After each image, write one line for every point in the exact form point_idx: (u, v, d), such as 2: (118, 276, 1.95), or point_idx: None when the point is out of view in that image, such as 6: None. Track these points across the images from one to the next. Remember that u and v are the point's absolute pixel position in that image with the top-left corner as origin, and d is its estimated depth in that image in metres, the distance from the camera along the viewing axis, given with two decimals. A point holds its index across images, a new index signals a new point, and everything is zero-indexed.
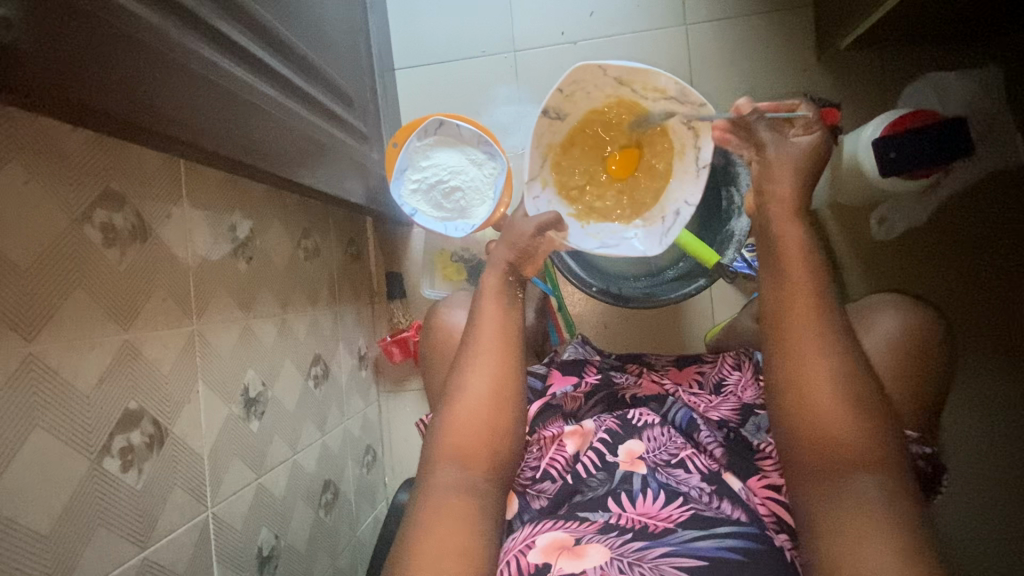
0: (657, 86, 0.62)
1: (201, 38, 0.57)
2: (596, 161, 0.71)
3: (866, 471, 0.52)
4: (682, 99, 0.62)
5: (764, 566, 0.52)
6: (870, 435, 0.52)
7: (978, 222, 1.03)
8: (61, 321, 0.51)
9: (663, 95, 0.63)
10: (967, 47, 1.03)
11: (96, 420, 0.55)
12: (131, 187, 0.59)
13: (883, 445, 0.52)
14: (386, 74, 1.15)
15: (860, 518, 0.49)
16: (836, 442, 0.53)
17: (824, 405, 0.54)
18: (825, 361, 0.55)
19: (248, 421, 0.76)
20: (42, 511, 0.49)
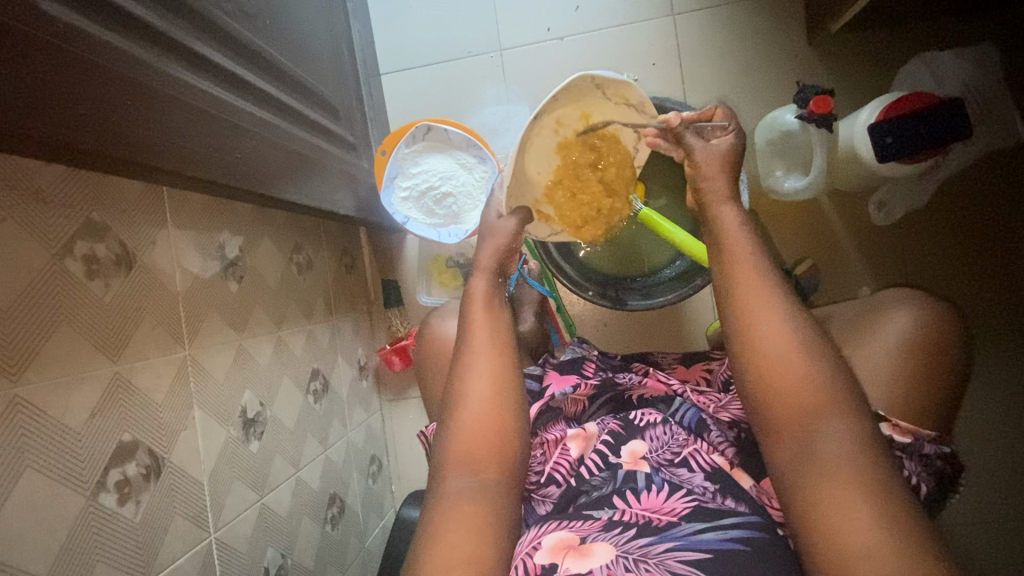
0: (623, 96, 0.67)
1: (175, 60, 0.56)
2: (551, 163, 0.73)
3: (832, 422, 0.49)
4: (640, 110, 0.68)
5: (768, 555, 0.51)
6: (829, 391, 0.51)
7: (979, 203, 1.02)
8: (47, 359, 0.51)
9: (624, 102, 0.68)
10: (962, 24, 1.01)
11: (89, 455, 0.54)
12: (113, 216, 0.58)
13: (850, 402, 0.50)
14: (371, 81, 1.14)
15: (834, 472, 0.46)
16: (799, 402, 0.51)
17: (783, 370, 0.52)
18: (784, 331, 0.54)
19: (247, 441, 0.76)
20: (38, 551, 0.49)
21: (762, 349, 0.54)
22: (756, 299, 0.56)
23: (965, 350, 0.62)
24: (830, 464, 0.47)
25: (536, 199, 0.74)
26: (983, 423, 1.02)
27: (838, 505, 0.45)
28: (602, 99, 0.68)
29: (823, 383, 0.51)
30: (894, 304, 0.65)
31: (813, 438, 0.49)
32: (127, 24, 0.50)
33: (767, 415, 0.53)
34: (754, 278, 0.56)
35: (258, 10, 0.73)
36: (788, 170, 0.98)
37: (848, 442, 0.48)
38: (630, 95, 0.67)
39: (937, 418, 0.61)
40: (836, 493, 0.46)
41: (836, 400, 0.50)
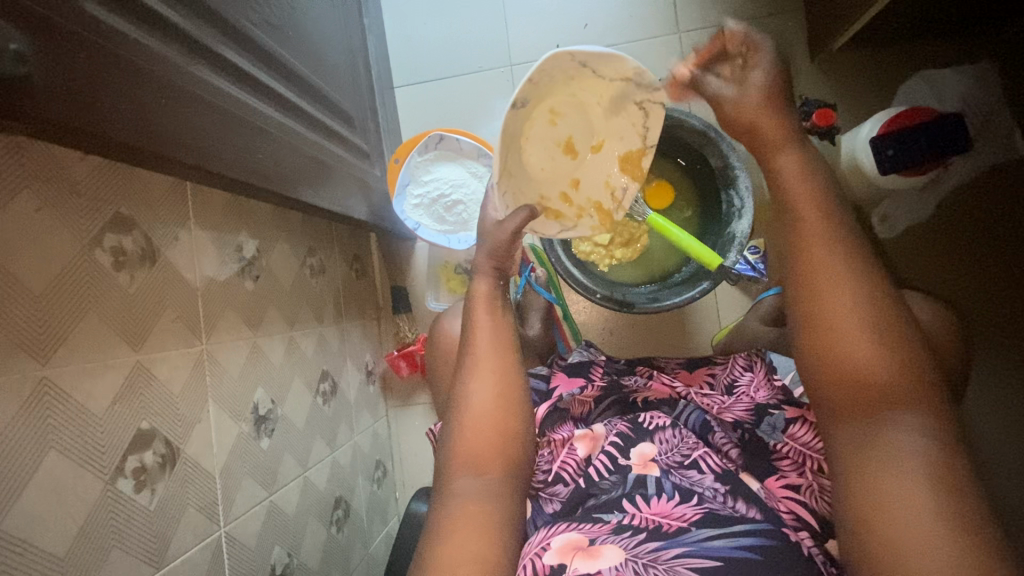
0: (619, 69, 0.60)
1: (205, 63, 0.59)
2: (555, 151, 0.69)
3: (901, 408, 0.48)
4: (641, 82, 0.61)
5: (780, 566, 0.51)
6: (904, 372, 0.48)
7: (982, 214, 1.03)
8: (74, 345, 0.52)
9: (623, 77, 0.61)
10: (960, 42, 1.04)
11: (109, 441, 0.55)
12: (140, 212, 0.60)
13: (919, 379, 0.48)
14: (385, 93, 1.17)
15: (904, 467, 0.46)
16: (866, 379, 0.49)
17: (857, 350, 0.49)
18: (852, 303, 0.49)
19: (258, 439, 0.77)
20: (56, 535, 0.50)
21: (828, 304, 0.50)
22: (825, 269, 0.50)
23: (965, 352, 0.63)
24: (901, 449, 0.46)
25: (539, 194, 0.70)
26: (986, 436, 1.03)
27: (904, 492, 0.45)
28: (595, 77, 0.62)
29: (900, 375, 0.48)
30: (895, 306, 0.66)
31: (886, 425, 0.48)
32: (161, 28, 0.53)
33: (835, 400, 0.51)
34: (823, 244, 0.51)
35: (281, 22, 0.77)
36: None
37: (923, 436, 0.46)
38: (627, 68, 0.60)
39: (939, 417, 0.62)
40: (898, 478, 0.45)
41: (912, 388, 0.48)
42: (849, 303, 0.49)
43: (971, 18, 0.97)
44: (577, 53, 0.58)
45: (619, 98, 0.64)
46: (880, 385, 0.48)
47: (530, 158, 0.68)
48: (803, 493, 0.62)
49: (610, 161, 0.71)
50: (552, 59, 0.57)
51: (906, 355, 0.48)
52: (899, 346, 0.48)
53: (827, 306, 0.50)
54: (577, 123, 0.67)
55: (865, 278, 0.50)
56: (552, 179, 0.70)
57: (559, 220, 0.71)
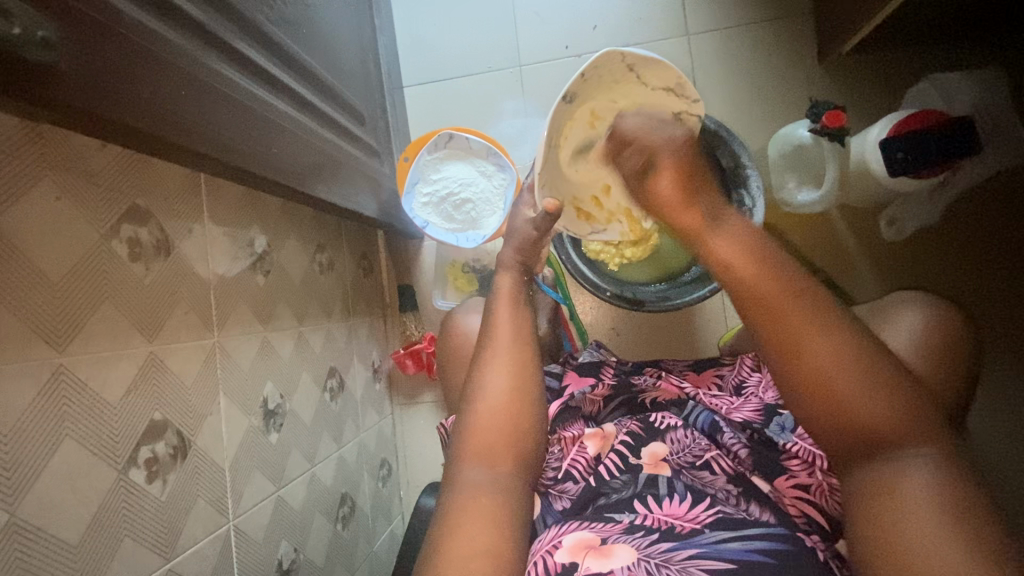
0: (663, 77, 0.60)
1: (222, 57, 0.60)
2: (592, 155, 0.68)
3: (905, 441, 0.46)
4: (680, 92, 0.61)
5: (797, 570, 0.50)
6: (895, 404, 0.46)
7: (991, 217, 1.03)
8: (90, 333, 0.52)
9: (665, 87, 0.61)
10: (969, 45, 1.04)
11: (123, 430, 0.55)
12: (155, 203, 0.61)
13: (915, 411, 0.46)
14: (395, 92, 1.18)
15: (920, 507, 0.44)
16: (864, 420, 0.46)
17: (847, 392, 0.46)
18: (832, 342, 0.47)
19: (267, 433, 0.77)
20: (70, 522, 0.50)
21: (809, 351, 0.47)
22: (795, 309, 0.48)
23: (976, 352, 0.64)
24: (913, 485, 0.45)
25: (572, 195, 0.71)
26: (995, 440, 1.02)
27: (924, 534, 0.43)
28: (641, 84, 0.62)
29: (897, 409, 0.46)
30: (906, 306, 0.67)
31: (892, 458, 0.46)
32: (180, 20, 0.54)
33: (832, 443, 0.48)
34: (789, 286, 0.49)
35: (296, 19, 0.77)
36: (800, 183, 1.01)
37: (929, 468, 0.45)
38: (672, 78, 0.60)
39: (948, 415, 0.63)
40: (918, 519, 0.43)
41: (910, 421, 0.46)
42: (830, 344, 0.47)
43: (981, 22, 0.97)
44: (626, 55, 0.58)
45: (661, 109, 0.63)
46: (881, 423, 0.46)
47: (567, 160, 0.68)
48: (814, 494, 0.61)
49: None
50: (602, 58, 0.57)
51: (895, 388, 0.46)
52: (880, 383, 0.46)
53: (809, 353, 0.47)
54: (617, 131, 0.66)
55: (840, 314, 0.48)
56: (587, 181, 0.71)
57: (589, 221, 0.74)
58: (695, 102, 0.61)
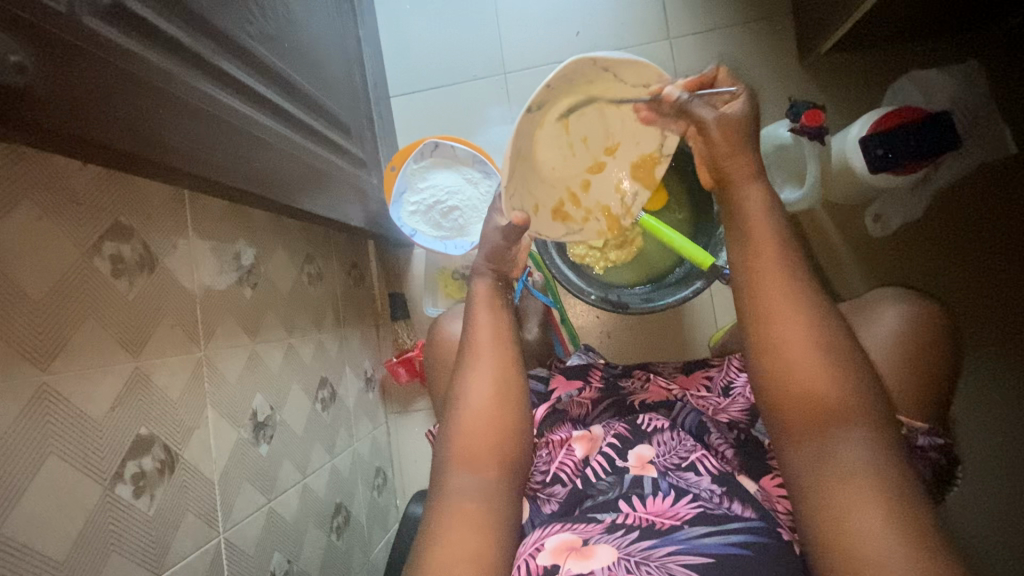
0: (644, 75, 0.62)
1: (202, 74, 0.61)
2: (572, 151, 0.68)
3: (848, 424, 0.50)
4: (665, 90, 0.63)
5: (769, 562, 0.51)
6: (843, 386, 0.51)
7: (977, 210, 1.04)
8: (73, 351, 0.53)
9: (647, 84, 0.63)
10: (946, 42, 1.06)
11: (108, 445, 0.56)
12: (139, 220, 0.61)
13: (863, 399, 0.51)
14: (382, 102, 1.19)
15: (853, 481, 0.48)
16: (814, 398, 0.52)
17: (801, 368, 0.52)
18: (799, 325, 0.53)
19: (257, 445, 0.77)
20: (56, 539, 0.50)
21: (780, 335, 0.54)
22: (772, 293, 0.55)
23: (952, 345, 0.65)
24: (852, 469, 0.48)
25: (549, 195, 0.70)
26: (986, 431, 1.03)
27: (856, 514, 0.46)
28: (621, 83, 0.63)
29: (848, 407, 0.51)
30: (883, 302, 0.68)
31: (833, 439, 0.50)
32: (160, 40, 0.55)
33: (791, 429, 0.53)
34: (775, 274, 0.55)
35: (278, 34, 0.78)
36: (784, 181, 1.02)
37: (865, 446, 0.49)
38: (652, 75, 0.62)
39: (928, 408, 0.64)
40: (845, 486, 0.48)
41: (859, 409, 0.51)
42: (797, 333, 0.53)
43: (958, 20, 0.98)
44: (600, 58, 0.59)
45: (644, 107, 0.65)
46: (828, 405, 0.51)
47: (541, 157, 0.67)
48: None
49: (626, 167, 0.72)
50: (574, 63, 0.58)
51: (850, 377, 0.52)
52: (826, 368, 0.52)
53: (778, 344, 0.54)
54: (596, 129, 0.67)
55: (816, 305, 0.54)
56: (565, 179, 0.70)
57: (565, 222, 0.72)
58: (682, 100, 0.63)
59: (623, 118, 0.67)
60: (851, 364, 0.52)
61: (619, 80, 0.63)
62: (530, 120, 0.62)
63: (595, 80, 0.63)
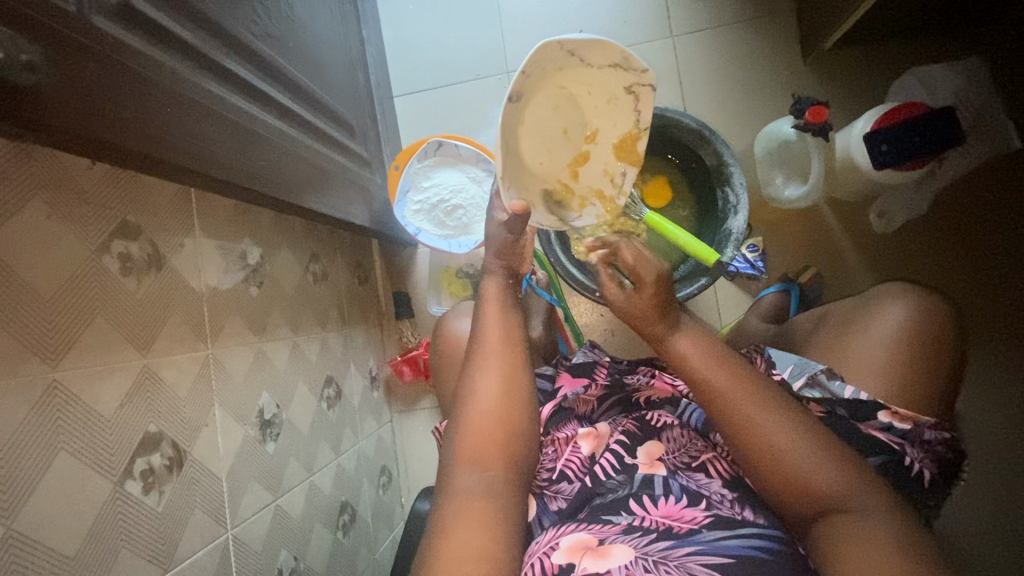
0: (605, 55, 0.64)
1: (208, 73, 0.61)
2: (554, 141, 0.68)
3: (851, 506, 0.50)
4: (628, 66, 0.65)
5: (788, 565, 0.51)
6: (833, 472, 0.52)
7: (982, 205, 1.03)
8: (83, 348, 0.53)
9: (609, 63, 0.65)
10: (949, 37, 1.05)
11: (118, 443, 0.56)
12: (146, 219, 0.62)
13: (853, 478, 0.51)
14: (385, 102, 1.19)
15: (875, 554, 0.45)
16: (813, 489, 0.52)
17: (791, 463, 0.53)
18: (775, 421, 0.55)
19: (264, 442, 0.78)
20: (66, 534, 0.51)
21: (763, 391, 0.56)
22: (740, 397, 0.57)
23: (959, 339, 0.65)
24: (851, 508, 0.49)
25: (539, 186, 0.70)
26: (992, 427, 1.02)
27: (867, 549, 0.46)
28: (585, 67, 0.65)
29: (839, 468, 0.52)
30: (889, 298, 0.68)
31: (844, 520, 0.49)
32: (167, 40, 0.55)
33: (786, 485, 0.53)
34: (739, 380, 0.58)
35: (282, 34, 0.79)
36: (786, 179, 1.02)
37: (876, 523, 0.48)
38: (614, 53, 0.64)
39: (935, 402, 0.64)
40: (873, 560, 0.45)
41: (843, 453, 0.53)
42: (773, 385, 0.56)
43: (961, 15, 0.98)
44: (563, 43, 0.61)
45: (611, 86, 0.67)
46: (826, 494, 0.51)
47: (527, 153, 0.67)
48: None
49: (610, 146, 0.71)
50: (541, 50, 0.60)
51: (828, 452, 0.53)
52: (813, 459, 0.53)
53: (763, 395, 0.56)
54: (571, 116, 0.68)
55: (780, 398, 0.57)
56: (552, 170, 0.70)
57: (560, 212, 0.72)
58: (644, 72, 0.65)
59: (595, 100, 0.68)
60: (832, 451, 0.53)
61: (583, 64, 0.65)
62: (509, 115, 0.63)
63: (561, 68, 0.64)
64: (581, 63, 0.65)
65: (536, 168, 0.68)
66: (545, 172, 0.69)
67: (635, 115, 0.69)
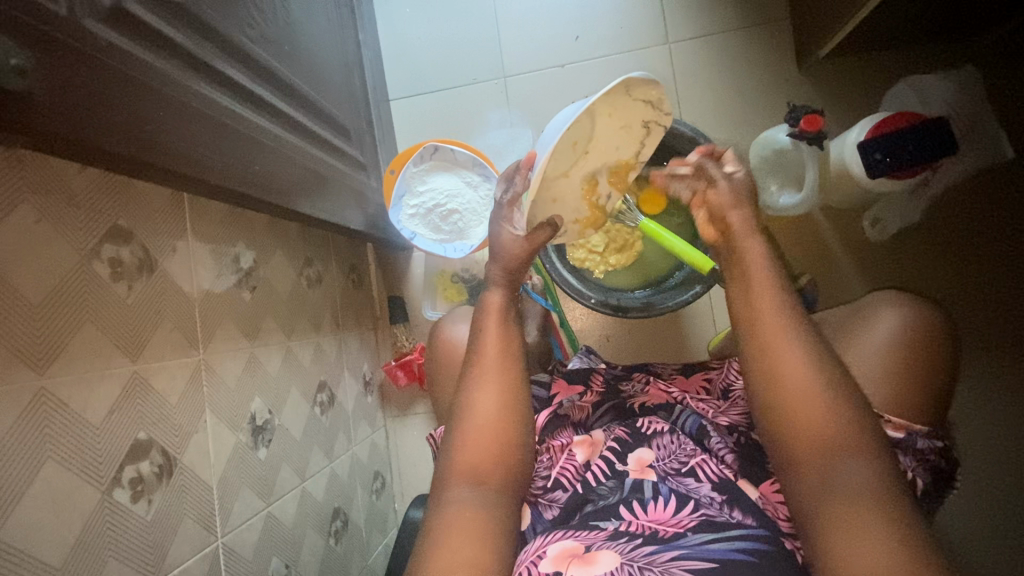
0: (644, 92, 0.61)
1: (203, 77, 0.61)
2: (565, 157, 0.65)
3: (843, 461, 0.52)
4: (656, 105, 0.63)
5: (775, 568, 0.51)
6: (843, 422, 0.53)
7: (973, 215, 1.04)
8: (71, 355, 0.53)
9: (643, 99, 0.62)
10: (943, 48, 1.06)
11: (106, 450, 0.56)
12: (139, 223, 0.61)
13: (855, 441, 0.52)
14: (381, 106, 1.19)
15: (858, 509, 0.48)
16: (817, 437, 0.54)
17: (801, 415, 0.55)
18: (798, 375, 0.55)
19: (256, 449, 0.77)
20: (52, 545, 0.50)
21: (787, 373, 0.56)
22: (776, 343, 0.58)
23: (953, 349, 0.65)
24: (847, 490, 0.50)
25: (537, 200, 0.67)
26: (982, 434, 1.03)
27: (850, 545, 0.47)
28: (621, 95, 0.61)
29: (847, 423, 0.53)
30: (882, 307, 0.68)
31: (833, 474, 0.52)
32: (161, 44, 0.55)
33: (786, 451, 0.56)
34: (773, 326, 0.58)
35: (278, 38, 0.78)
36: (782, 186, 1.02)
37: (866, 474, 0.50)
38: (649, 92, 0.61)
39: (928, 411, 0.64)
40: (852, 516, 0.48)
41: (854, 433, 0.53)
42: (798, 360, 0.56)
43: (954, 26, 0.99)
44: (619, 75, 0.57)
45: (632, 117, 0.64)
46: (829, 441, 0.53)
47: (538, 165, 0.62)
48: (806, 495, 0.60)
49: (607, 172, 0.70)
50: None
51: (838, 413, 0.54)
52: (824, 414, 0.54)
53: (777, 370, 0.57)
54: (583, 129, 0.63)
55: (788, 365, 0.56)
56: (555, 182, 0.67)
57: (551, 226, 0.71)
58: (666, 115, 0.64)
59: (610, 124, 0.64)
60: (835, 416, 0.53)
61: (624, 95, 0.61)
62: None
63: (604, 93, 0.59)
64: (619, 92, 0.60)
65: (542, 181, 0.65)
66: (548, 186, 0.66)
67: (638, 148, 0.68)
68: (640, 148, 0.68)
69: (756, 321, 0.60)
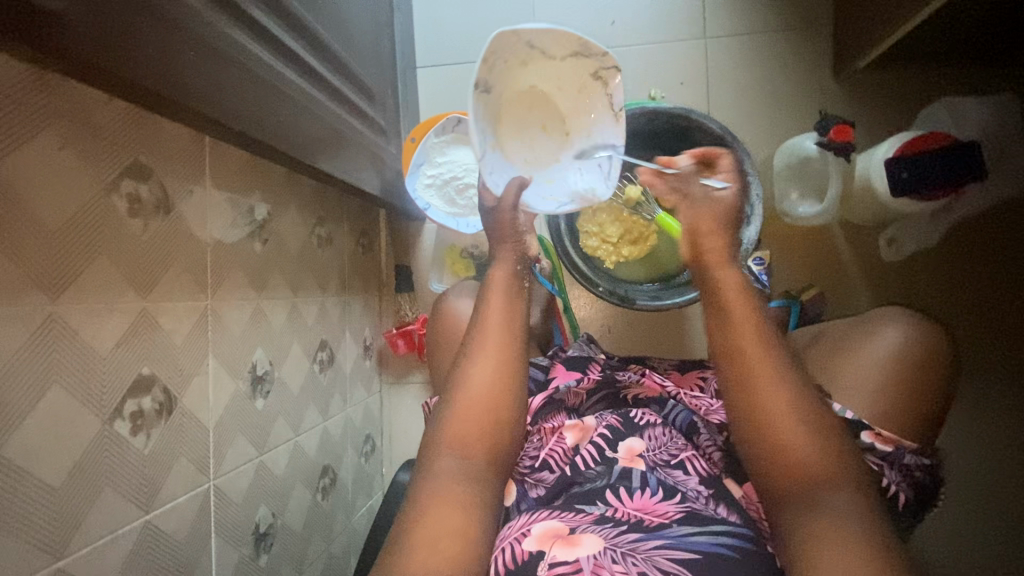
0: (567, 48, 0.70)
1: (240, 26, 0.59)
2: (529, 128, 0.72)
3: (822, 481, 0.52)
4: (586, 53, 0.70)
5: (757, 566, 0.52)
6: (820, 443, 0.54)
7: (990, 243, 1.03)
8: (84, 285, 0.53)
9: (571, 55, 0.71)
10: (982, 70, 1.04)
11: (111, 381, 0.57)
12: (159, 162, 0.61)
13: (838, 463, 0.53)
14: (407, 72, 1.17)
15: (838, 531, 0.48)
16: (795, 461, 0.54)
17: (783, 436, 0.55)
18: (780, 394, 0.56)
19: (254, 398, 0.78)
20: (52, 466, 0.51)
21: (764, 381, 0.57)
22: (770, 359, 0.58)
23: (952, 371, 0.65)
24: (830, 511, 0.50)
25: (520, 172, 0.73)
26: (972, 460, 1.03)
27: (829, 548, 0.48)
28: (549, 60, 0.71)
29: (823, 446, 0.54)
30: (886, 322, 0.68)
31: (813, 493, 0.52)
32: None
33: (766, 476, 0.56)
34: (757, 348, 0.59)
35: None
36: (802, 196, 1.02)
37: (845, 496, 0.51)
38: (572, 44, 0.70)
39: (920, 430, 0.64)
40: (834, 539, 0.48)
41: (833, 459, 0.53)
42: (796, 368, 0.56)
43: (996, 49, 0.96)
44: (521, 33, 0.67)
45: (574, 74, 0.72)
46: (806, 466, 0.53)
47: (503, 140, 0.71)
48: None
49: (585, 134, 0.75)
50: (502, 38, 0.66)
51: (821, 436, 0.54)
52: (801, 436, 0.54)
53: (755, 386, 0.57)
54: (540, 101, 0.73)
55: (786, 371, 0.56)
56: (532, 154, 0.73)
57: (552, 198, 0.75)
58: (603, 56, 0.70)
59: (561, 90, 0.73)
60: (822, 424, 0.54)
61: (550, 59, 0.71)
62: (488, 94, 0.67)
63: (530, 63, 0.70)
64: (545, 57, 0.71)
65: (516, 155, 0.72)
66: (525, 158, 0.73)
67: (603, 99, 0.73)
68: (605, 99, 0.73)
69: (761, 324, 0.60)
